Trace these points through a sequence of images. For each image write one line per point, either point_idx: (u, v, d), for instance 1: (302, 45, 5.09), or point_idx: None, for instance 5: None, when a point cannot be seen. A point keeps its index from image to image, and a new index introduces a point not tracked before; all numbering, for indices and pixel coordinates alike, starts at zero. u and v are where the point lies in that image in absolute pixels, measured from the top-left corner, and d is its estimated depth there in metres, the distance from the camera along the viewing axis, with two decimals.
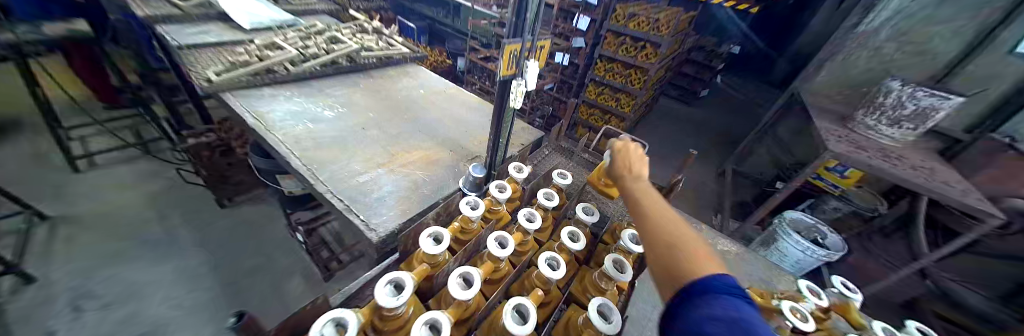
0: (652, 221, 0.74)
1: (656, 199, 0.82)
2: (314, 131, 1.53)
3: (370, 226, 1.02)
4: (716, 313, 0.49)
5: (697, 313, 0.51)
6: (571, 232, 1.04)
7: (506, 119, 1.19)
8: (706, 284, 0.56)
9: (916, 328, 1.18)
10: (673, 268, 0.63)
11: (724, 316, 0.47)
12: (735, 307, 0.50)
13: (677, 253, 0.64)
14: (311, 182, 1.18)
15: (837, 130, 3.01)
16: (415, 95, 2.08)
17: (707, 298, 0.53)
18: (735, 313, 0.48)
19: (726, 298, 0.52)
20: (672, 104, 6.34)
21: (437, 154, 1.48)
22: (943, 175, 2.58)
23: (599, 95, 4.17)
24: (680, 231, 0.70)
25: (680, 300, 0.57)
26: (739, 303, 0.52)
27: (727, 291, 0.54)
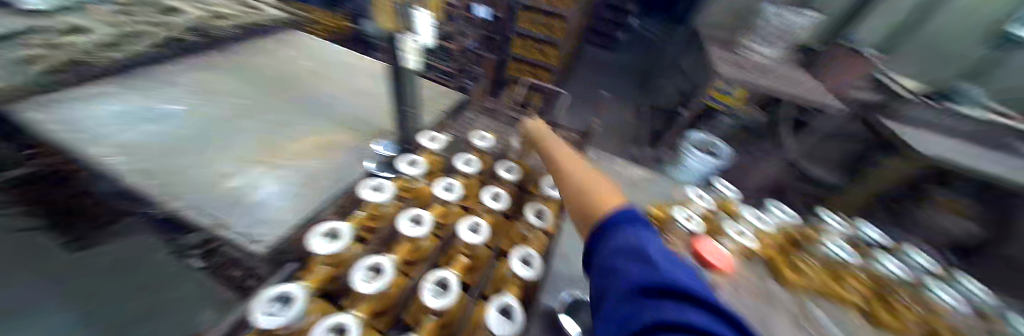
0: (572, 179, 0.81)
1: (574, 161, 0.89)
2: (156, 134, 1.18)
3: (251, 237, 0.85)
4: (622, 243, 0.52)
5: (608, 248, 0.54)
6: (494, 193, 1.03)
7: (407, 84, 1.04)
8: (614, 220, 0.60)
9: (777, 207, 1.48)
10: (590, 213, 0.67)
11: (626, 244, 0.51)
12: (637, 234, 0.53)
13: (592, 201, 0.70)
14: (160, 200, 0.92)
15: (725, 55, 3.44)
16: (301, 70, 1.74)
17: (617, 232, 0.57)
18: (636, 239, 0.52)
19: (630, 229, 0.56)
20: (595, 51, 6.54)
21: (336, 138, 1.28)
22: (800, 82, 3.21)
23: (526, 49, 4.07)
24: (594, 182, 0.76)
25: (599, 241, 0.60)
26: (643, 230, 0.56)
27: (631, 221, 0.59)
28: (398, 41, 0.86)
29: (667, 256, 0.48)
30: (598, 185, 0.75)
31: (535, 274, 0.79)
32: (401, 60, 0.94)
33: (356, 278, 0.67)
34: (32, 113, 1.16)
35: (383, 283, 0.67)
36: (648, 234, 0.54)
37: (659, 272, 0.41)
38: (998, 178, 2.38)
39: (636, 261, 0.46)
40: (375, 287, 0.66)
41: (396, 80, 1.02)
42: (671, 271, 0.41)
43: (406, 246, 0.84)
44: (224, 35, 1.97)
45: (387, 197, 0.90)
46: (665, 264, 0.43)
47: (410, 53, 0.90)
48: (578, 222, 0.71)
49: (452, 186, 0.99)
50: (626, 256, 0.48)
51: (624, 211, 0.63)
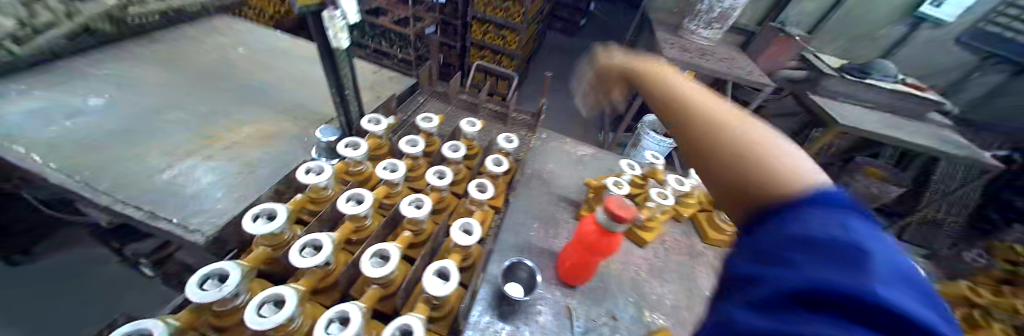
0: (706, 129, 0.55)
1: (716, 105, 0.60)
2: (67, 127, 1.08)
3: (190, 228, 0.83)
4: (814, 226, 0.34)
5: (774, 227, 0.37)
6: (439, 171, 1.03)
7: (341, 66, 1.01)
8: (792, 198, 0.39)
9: None
10: (742, 180, 0.46)
11: (821, 228, 0.33)
12: (838, 219, 0.34)
13: (745, 162, 0.47)
14: (81, 194, 0.87)
15: (672, 39, 3.67)
16: (235, 58, 1.63)
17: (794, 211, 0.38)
18: (846, 229, 0.32)
19: (827, 210, 0.36)
20: (558, 37, 6.53)
21: (278, 125, 1.24)
22: (737, 63, 3.51)
23: (485, 34, 3.75)
24: (751, 135, 0.50)
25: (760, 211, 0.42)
26: (855, 217, 0.35)
27: (828, 202, 0.37)
28: (323, 19, 0.84)
29: (900, 269, 0.30)
30: (761, 145, 0.48)
31: (475, 239, 0.84)
32: (330, 39, 0.91)
33: (293, 254, 0.68)
34: None
35: (320, 257, 0.68)
36: (848, 217, 0.35)
37: (870, 285, 0.26)
38: (898, 140, 2.75)
39: (834, 259, 0.30)
40: (315, 260, 0.67)
41: (329, 62, 0.99)
42: (881, 286, 0.27)
43: (347, 226, 0.85)
44: (139, 20, 1.74)
45: (324, 178, 0.86)
46: (876, 273, 0.28)
47: (338, 31, 0.87)
48: (715, 186, 0.51)
49: (395, 166, 0.97)
50: (821, 247, 0.31)
51: (818, 188, 0.39)
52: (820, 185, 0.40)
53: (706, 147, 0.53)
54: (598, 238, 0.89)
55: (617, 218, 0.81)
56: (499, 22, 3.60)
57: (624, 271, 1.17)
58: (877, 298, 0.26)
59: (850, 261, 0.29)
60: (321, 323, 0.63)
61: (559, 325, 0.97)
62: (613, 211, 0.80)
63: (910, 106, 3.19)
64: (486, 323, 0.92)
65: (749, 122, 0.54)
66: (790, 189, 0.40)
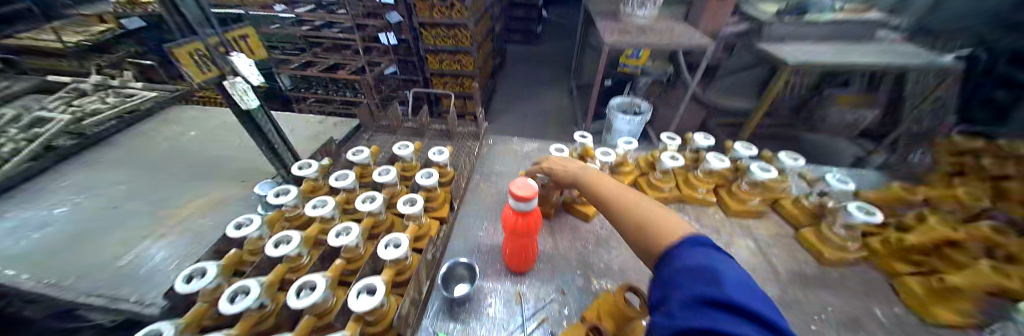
0: (621, 212, 0.75)
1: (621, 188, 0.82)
2: (30, 241, 1.17)
3: (144, 302, 0.96)
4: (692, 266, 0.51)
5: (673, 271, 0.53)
6: (368, 196, 1.12)
7: (261, 125, 1.27)
8: (679, 247, 0.57)
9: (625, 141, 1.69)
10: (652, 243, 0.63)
11: (694, 265, 0.50)
12: (700, 254, 0.52)
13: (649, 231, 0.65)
14: (44, 296, 0.97)
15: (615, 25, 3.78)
16: (182, 144, 1.79)
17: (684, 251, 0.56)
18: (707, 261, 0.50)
19: (696, 252, 0.54)
20: (518, 48, 6.75)
21: (226, 194, 1.42)
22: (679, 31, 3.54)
23: (441, 63, 3.89)
24: (648, 209, 0.71)
25: (667, 257, 0.58)
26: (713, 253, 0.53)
27: (697, 246, 0.56)
28: (229, 87, 1.12)
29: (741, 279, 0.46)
30: (656, 215, 0.68)
31: (402, 251, 0.92)
32: (239, 102, 1.17)
33: (221, 302, 0.76)
34: None
35: (242, 303, 0.74)
36: (707, 254, 0.53)
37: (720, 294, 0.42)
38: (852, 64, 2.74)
39: (708, 283, 0.45)
40: (239, 306, 0.74)
41: (251, 123, 1.25)
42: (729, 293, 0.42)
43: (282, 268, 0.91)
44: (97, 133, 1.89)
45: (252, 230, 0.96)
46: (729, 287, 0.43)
47: (243, 94, 1.14)
48: (641, 254, 0.67)
49: (323, 202, 1.06)
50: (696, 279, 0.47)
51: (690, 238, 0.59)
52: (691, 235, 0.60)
53: (626, 223, 0.72)
54: (516, 221, 0.92)
55: (522, 198, 0.86)
56: (449, 49, 3.77)
57: (571, 249, 1.21)
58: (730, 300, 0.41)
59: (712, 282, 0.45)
60: None
61: (508, 310, 0.98)
62: (516, 193, 0.85)
63: (856, 31, 3.22)
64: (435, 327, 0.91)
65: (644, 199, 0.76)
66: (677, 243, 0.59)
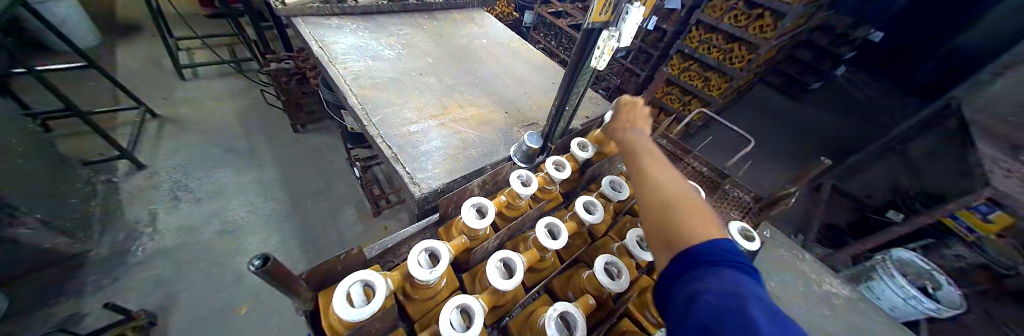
0: (651, 192, 0.64)
1: (663, 170, 0.70)
2: (374, 69, 1.33)
3: (414, 180, 0.95)
4: (711, 289, 0.39)
5: (687, 293, 0.42)
6: (640, 236, 0.86)
7: (578, 83, 0.95)
8: (700, 253, 0.46)
9: None
10: (673, 236, 0.52)
11: (722, 289, 0.38)
12: (726, 275, 0.41)
13: (678, 221, 0.53)
14: (363, 123, 1.08)
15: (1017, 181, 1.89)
16: (476, 45, 1.73)
17: (706, 269, 0.44)
18: (736, 285, 0.38)
19: (730, 272, 0.41)
20: (769, 94, 4.83)
21: (491, 114, 1.29)
22: None
23: (683, 72, 3.16)
24: (682, 199, 0.59)
25: (682, 264, 0.47)
26: (747, 278, 0.41)
27: (718, 251, 0.46)
28: (596, 36, 0.78)
29: (784, 320, 0.34)
30: (694, 208, 0.56)
31: None
32: (589, 57, 0.85)
33: (490, 267, 0.67)
34: (309, 32, 1.45)
35: (516, 283, 0.65)
36: (746, 281, 0.40)
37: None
38: None
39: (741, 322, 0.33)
40: (506, 286, 0.64)
41: (570, 77, 0.94)
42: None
43: (532, 252, 0.80)
44: (439, 7, 1.96)
45: (529, 191, 0.85)
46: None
47: (600, 53, 0.81)
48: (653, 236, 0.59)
49: (596, 211, 0.87)
50: (716, 310, 0.36)
51: (720, 242, 0.47)
52: (723, 239, 0.48)
53: (648, 197, 0.63)
54: None
55: None
56: (709, 63, 2.93)
57: None
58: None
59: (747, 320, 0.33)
60: None
61: None
62: None
63: None
64: None
65: (681, 185, 0.64)
66: (701, 248, 0.47)
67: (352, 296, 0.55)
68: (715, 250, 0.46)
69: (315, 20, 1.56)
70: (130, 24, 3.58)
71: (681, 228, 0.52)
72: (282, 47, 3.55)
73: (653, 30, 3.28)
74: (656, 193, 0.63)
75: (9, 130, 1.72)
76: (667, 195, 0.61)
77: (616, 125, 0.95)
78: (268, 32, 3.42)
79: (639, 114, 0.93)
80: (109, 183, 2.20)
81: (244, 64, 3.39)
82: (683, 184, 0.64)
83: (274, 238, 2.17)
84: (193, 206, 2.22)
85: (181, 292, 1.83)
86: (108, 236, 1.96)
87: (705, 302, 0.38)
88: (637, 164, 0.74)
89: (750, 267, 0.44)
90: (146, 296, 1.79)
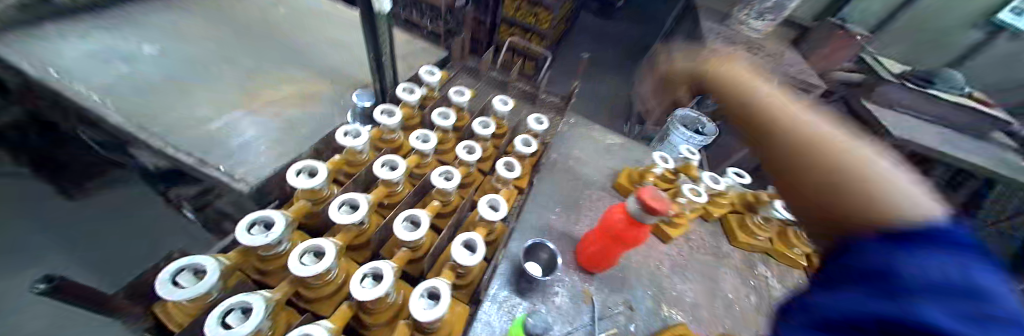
0: (791, 154, 0.56)
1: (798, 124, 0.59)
2: (127, 73, 1.05)
3: (235, 176, 0.88)
4: (924, 270, 0.32)
5: (866, 267, 0.37)
6: (468, 146, 1.01)
7: (381, 34, 1.03)
8: (890, 225, 0.39)
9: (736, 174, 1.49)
10: (835, 208, 0.46)
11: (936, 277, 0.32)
12: (949, 262, 0.33)
13: (849, 191, 0.45)
14: (138, 137, 0.90)
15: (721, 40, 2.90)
16: (273, 17, 1.51)
17: (924, 249, 0.35)
18: (968, 281, 0.31)
19: (937, 251, 0.34)
20: (594, 20, 5.68)
21: (315, 87, 1.23)
22: (791, 61, 2.90)
23: (517, 12, 3.32)
24: (841, 154, 0.49)
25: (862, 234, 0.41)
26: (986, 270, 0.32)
27: (931, 231, 0.36)
28: None
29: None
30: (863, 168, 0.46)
31: (500, 217, 0.84)
32: (372, 4, 0.93)
33: (333, 211, 0.73)
34: None
35: (361, 214, 0.74)
36: (980, 268, 0.32)
37: (920, 304, 0.30)
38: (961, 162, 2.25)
39: (978, 313, 0.28)
40: (354, 218, 0.73)
41: (370, 27, 1.01)
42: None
43: (381, 190, 0.87)
44: None
45: (360, 142, 0.89)
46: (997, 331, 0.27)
47: None
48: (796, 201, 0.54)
49: (427, 136, 0.97)
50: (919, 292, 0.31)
51: (937, 222, 0.37)
52: (938, 220, 0.37)
53: (783, 162, 0.57)
54: (626, 229, 0.86)
55: (652, 211, 0.76)
56: None
57: (644, 267, 1.15)
58: (919, 318, 0.29)
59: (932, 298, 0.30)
60: (356, 278, 0.66)
61: (575, 307, 0.98)
62: (648, 204, 0.75)
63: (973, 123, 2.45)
64: (505, 297, 0.95)
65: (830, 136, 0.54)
66: (906, 219, 0.38)
67: (176, 282, 0.55)
68: (927, 224, 0.37)
69: None
70: None
71: (850, 197, 0.44)
72: None
73: None
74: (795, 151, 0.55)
75: None
76: (810, 157, 0.53)
77: (724, 78, 0.79)
78: None
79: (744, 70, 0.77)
80: None
81: None
82: (842, 136, 0.54)
83: None
84: None
85: None
86: None
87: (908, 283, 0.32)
88: (759, 125, 0.66)
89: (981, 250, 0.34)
90: None
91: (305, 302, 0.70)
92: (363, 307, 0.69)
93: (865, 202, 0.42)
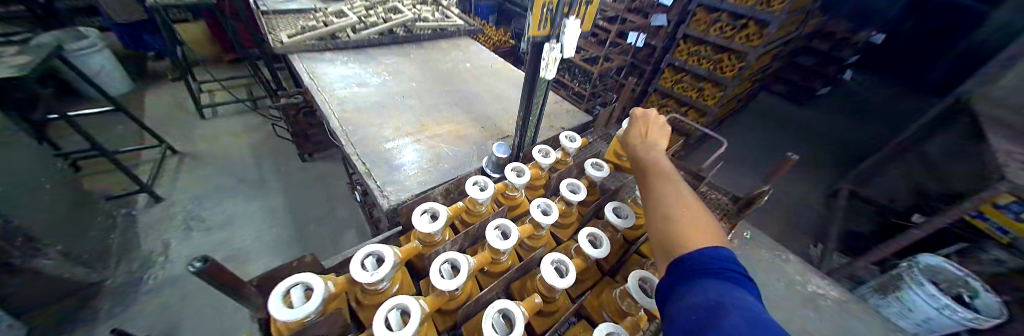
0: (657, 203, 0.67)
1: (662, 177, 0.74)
2: (356, 94, 1.44)
3: (383, 192, 0.98)
4: (696, 299, 0.43)
5: (682, 301, 0.45)
6: (593, 234, 0.82)
7: (536, 97, 1.04)
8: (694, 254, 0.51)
9: None
10: (670, 245, 0.56)
11: (706, 303, 0.41)
12: (718, 289, 0.43)
13: (677, 227, 0.57)
14: (342, 142, 1.16)
15: None
16: (459, 68, 1.86)
17: (696, 280, 0.47)
18: (717, 295, 0.42)
19: (718, 283, 0.44)
20: (777, 103, 4.59)
21: (467, 129, 1.35)
22: None
23: (678, 85, 3.02)
24: (684, 216, 0.60)
25: (679, 277, 0.50)
26: (736, 285, 0.44)
27: (711, 261, 0.49)
28: (542, 49, 0.86)
29: (763, 319, 0.37)
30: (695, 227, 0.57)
31: None
32: (540, 69, 0.94)
33: (434, 271, 0.66)
34: (300, 64, 1.59)
35: (460, 281, 0.64)
36: (732, 289, 0.43)
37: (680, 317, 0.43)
38: None
39: (724, 327, 0.36)
40: (449, 285, 0.63)
41: (528, 88, 1.02)
42: None
43: (486, 255, 0.77)
44: (421, 35, 2.14)
45: (485, 196, 0.85)
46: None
47: (550, 63, 0.89)
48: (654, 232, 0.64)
49: (547, 207, 0.87)
50: (698, 312, 0.41)
51: (713, 252, 0.50)
52: (714, 249, 0.51)
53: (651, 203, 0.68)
54: None
55: None
56: (701, 74, 2.81)
57: None
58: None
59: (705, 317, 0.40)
60: None
61: None
62: None
63: None
64: None
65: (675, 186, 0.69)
66: (694, 255, 0.51)
67: (287, 297, 0.56)
68: (706, 257, 0.50)
69: (310, 56, 1.71)
70: (159, 72, 3.81)
71: (677, 240, 0.56)
72: (291, 84, 3.75)
73: (642, 47, 3.09)
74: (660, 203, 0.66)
75: (45, 170, 1.86)
76: (665, 202, 0.65)
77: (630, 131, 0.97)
78: (279, 71, 3.61)
79: (652, 127, 0.94)
80: (129, 215, 2.27)
81: (259, 101, 3.60)
82: (677, 187, 0.69)
83: (278, 263, 2.17)
84: (203, 233, 2.25)
85: (185, 318, 1.79)
86: (124, 264, 1.98)
87: (691, 318, 0.41)
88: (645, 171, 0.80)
89: (732, 269, 0.48)
90: (152, 320, 1.77)
91: None
92: None
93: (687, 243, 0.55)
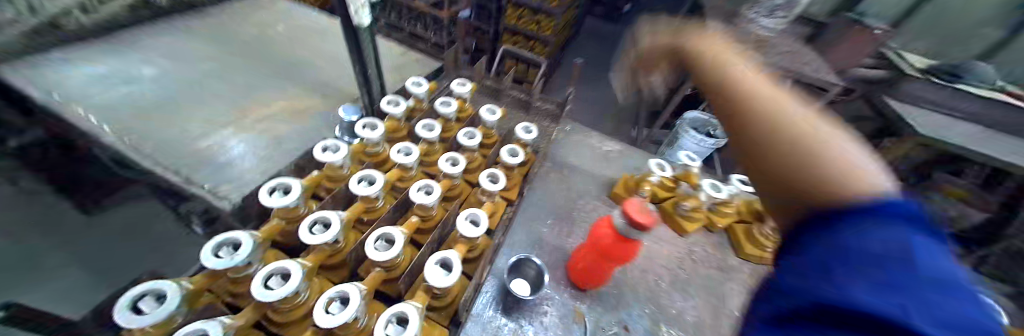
0: (750, 129, 0.50)
1: (756, 95, 0.54)
2: (124, 97, 1.09)
3: (219, 194, 0.87)
4: (881, 257, 0.30)
5: (845, 251, 0.32)
6: (451, 157, 0.99)
7: (365, 47, 1.04)
8: (842, 199, 0.37)
9: None
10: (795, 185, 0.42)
11: (909, 270, 0.28)
12: (903, 244, 0.30)
13: (802, 162, 0.42)
14: (129, 157, 0.92)
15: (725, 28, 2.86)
16: (271, 33, 1.59)
17: (866, 230, 0.33)
18: (918, 260, 0.28)
19: (909, 238, 0.30)
20: (600, 24, 5.56)
21: (305, 103, 1.25)
22: (805, 58, 2.75)
23: (520, 20, 3.28)
24: (816, 148, 0.43)
25: (825, 225, 0.36)
26: (930, 240, 0.30)
27: (877, 208, 0.34)
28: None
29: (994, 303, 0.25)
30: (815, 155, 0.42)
31: (480, 231, 0.82)
32: (352, 16, 0.93)
33: (304, 231, 0.71)
34: None
35: (333, 232, 0.71)
36: (926, 248, 0.29)
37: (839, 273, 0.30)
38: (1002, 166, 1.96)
39: (895, 264, 0.29)
40: (324, 238, 0.71)
41: (352, 39, 1.01)
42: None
43: (359, 206, 0.86)
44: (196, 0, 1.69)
45: (341, 157, 0.89)
46: (929, 280, 0.26)
47: (360, 8, 0.90)
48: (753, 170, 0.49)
49: (408, 148, 0.97)
50: (897, 275, 0.28)
51: (881, 198, 0.35)
52: (881, 194, 0.35)
53: (745, 134, 0.51)
54: (614, 244, 0.81)
55: (638, 225, 0.72)
56: (534, 6, 3.12)
57: (641, 283, 1.12)
58: (924, 332, 0.23)
59: (904, 284, 0.27)
60: (321, 302, 0.62)
61: (564, 327, 0.94)
62: (632, 217, 0.71)
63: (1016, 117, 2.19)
64: (489, 317, 0.92)
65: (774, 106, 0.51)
66: (850, 198, 0.36)
67: (132, 308, 0.52)
68: (873, 204, 0.34)
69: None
70: None
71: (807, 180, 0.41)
72: None
73: None
74: (754, 126, 0.50)
75: None
76: (768, 129, 0.48)
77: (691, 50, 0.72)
78: None
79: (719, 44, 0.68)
80: None
81: None
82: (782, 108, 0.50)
83: None
84: None
85: None
86: None
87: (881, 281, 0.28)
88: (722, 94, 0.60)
89: (913, 215, 0.33)
90: None
91: (275, 326, 0.66)
92: (329, 332, 0.64)
93: (826, 181, 0.39)
